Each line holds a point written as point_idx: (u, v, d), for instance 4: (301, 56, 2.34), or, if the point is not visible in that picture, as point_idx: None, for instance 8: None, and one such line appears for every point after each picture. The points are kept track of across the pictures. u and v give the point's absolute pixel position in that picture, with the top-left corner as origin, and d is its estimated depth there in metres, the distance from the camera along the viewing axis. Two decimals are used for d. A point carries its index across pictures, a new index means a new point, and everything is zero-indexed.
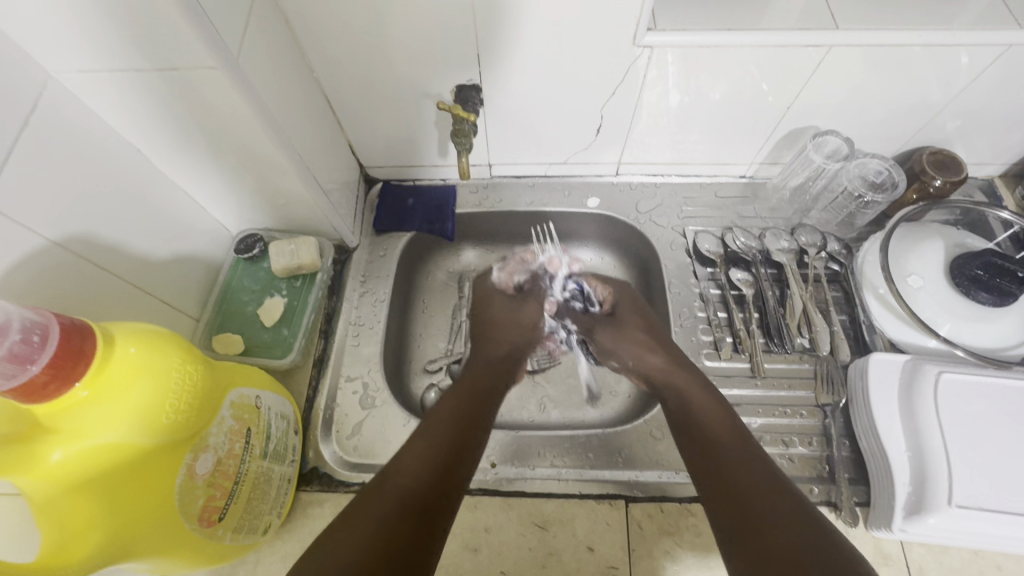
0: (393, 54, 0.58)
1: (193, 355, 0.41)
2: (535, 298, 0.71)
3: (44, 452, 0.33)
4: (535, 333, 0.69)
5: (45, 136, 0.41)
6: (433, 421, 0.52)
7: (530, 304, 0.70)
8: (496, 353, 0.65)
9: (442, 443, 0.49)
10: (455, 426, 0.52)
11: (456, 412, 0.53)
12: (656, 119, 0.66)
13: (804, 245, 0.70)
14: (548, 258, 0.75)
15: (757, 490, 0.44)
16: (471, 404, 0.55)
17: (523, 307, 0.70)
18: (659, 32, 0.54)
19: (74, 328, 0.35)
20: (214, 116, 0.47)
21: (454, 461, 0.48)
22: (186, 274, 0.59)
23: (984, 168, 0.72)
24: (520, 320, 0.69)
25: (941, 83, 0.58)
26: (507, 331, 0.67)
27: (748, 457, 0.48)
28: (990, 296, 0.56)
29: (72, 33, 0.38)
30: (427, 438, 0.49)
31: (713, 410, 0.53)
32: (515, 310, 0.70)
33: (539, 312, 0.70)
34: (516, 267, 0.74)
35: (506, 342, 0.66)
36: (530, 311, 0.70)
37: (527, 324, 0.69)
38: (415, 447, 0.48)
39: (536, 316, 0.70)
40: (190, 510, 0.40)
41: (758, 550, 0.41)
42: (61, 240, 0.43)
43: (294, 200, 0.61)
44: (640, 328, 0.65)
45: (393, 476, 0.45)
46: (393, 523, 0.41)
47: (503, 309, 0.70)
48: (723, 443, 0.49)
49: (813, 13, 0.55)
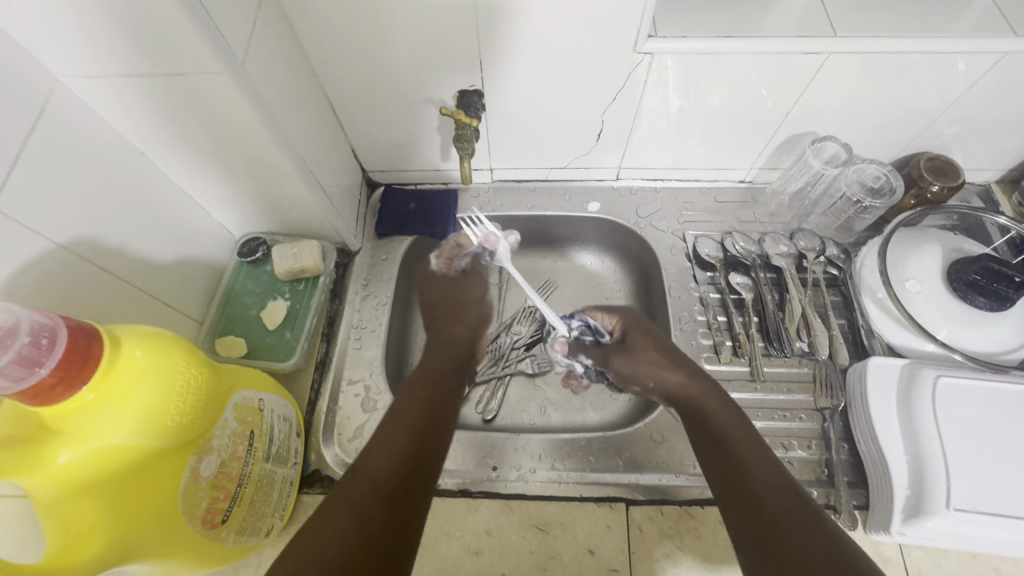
0: (395, 59, 0.58)
1: (197, 357, 0.41)
2: (478, 275, 0.73)
3: (51, 454, 0.34)
4: (483, 307, 0.70)
5: (52, 140, 0.41)
6: (400, 407, 0.50)
7: (475, 280, 0.72)
8: (460, 333, 0.65)
9: (412, 428, 0.48)
10: (424, 412, 0.51)
11: (423, 398, 0.52)
12: (657, 125, 0.67)
13: (803, 250, 0.71)
14: (484, 237, 0.71)
15: (774, 495, 0.43)
16: (440, 391, 0.54)
17: (468, 283, 0.71)
18: (660, 39, 0.55)
19: (81, 331, 0.35)
20: (219, 120, 0.47)
21: (426, 446, 0.47)
22: (189, 277, 0.59)
23: (982, 174, 0.73)
24: (468, 296, 0.70)
25: (938, 90, 0.59)
26: (464, 311, 0.68)
27: (764, 463, 0.46)
28: (987, 301, 0.57)
29: (81, 39, 0.39)
30: (393, 423, 0.48)
31: (723, 415, 0.52)
32: (462, 285, 0.71)
33: (484, 286, 0.72)
34: (452, 252, 0.72)
35: (466, 324, 0.67)
36: (477, 287, 0.72)
37: (473, 300, 0.70)
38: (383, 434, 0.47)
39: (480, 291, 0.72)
40: (194, 512, 0.41)
41: (781, 556, 0.39)
42: (67, 243, 0.44)
43: (297, 204, 0.61)
44: (653, 344, 0.62)
45: (366, 462, 0.44)
46: (371, 515, 0.39)
47: (446, 288, 0.70)
48: (735, 447, 0.48)
49: (812, 20, 0.56)
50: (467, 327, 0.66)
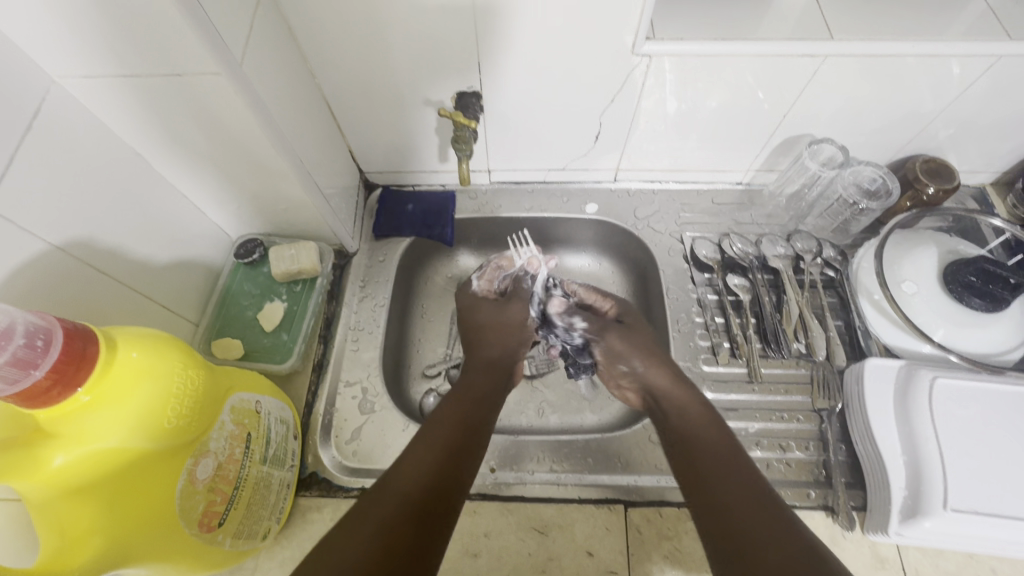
0: (394, 60, 0.58)
1: (194, 359, 0.41)
2: (520, 298, 0.68)
3: (46, 456, 0.33)
4: (523, 333, 0.66)
5: (47, 140, 0.41)
6: (433, 423, 0.50)
7: (517, 303, 0.68)
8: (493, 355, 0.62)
9: (442, 443, 0.48)
10: (458, 429, 0.50)
11: (459, 415, 0.52)
12: (654, 127, 0.67)
13: (800, 251, 0.71)
14: (527, 260, 0.71)
15: (742, 495, 0.44)
16: (473, 408, 0.54)
17: (511, 307, 0.67)
18: (658, 41, 0.55)
19: (77, 333, 0.35)
20: (218, 122, 0.47)
21: (455, 464, 0.47)
22: (185, 279, 0.59)
23: (976, 176, 0.73)
24: (509, 320, 0.66)
25: (932, 93, 0.59)
26: (502, 333, 0.65)
27: (737, 468, 0.47)
28: (983, 302, 0.57)
29: (75, 37, 0.39)
30: (427, 438, 0.48)
31: (701, 421, 0.52)
32: (501, 311, 0.67)
33: (525, 310, 0.67)
34: (494, 275, 0.72)
35: (502, 346, 0.64)
36: (516, 313, 0.67)
37: (516, 325, 0.66)
38: (417, 446, 0.47)
39: (523, 315, 0.67)
40: (191, 515, 0.40)
41: (742, 562, 0.40)
42: (62, 244, 0.43)
43: (295, 205, 0.61)
44: (640, 343, 0.62)
45: (395, 475, 0.44)
46: (395, 526, 0.40)
47: (491, 312, 0.67)
48: (707, 452, 0.49)
49: (808, 23, 0.56)
50: (503, 349, 0.63)
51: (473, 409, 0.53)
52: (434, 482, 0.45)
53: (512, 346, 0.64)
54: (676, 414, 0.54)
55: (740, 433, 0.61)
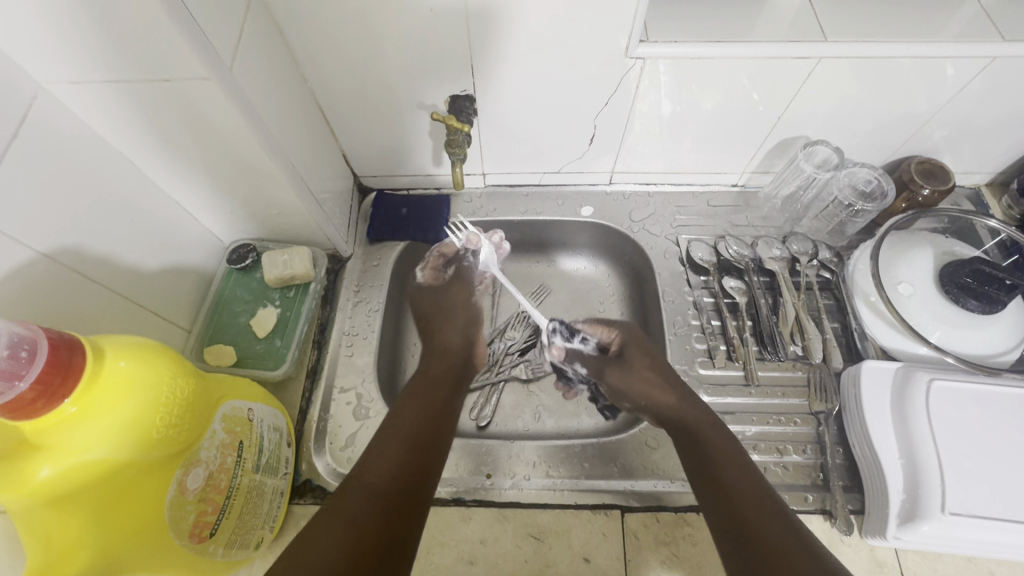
0: (386, 64, 0.58)
1: (183, 367, 0.41)
2: (464, 282, 0.71)
3: (32, 468, 0.33)
4: (468, 311, 0.69)
5: (35, 146, 0.41)
6: (396, 419, 0.51)
7: (460, 287, 0.70)
8: (452, 342, 0.65)
9: (404, 442, 0.49)
10: (419, 424, 0.51)
11: (421, 409, 0.53)
12: (649, 129, 0.67)
13: (796, 254, 0.71)
14: (467, 238, 0.70)
15: (747, 498, 0.46)
16: (437, 402, 0.55)
17: (453, 289, 0.69)
18: (653, 44, 0.55)
19: (62, 343, 0.34)
20: (208, 127, 0.47)
21: (420, 462, 0.48)
22: (177, 286, 0.59)
23: (971, 177, 0.73)
24: (455, 304, 0.68)
25: (927, 94, 0.59)
26: (453, 315, 0.67)
27: (741, 471, 0.49)
28: (979, 303, 0.57)
29: (60, 41, 0.38)
30: (387, 435, 0.49)
31: (705, 428, 0.53)
32: (444, 296, 0.69)
33: (466, 289, 0.70)
34: (437, 262, 0.70)
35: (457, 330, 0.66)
36: (456, 294, 0.69)
37: (459, 312, 0.68)
38: (380, 447, 0.48)
39: (466, 295, 0.70)
40: (181, 526, 0.40)
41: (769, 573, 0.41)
42: (50, 252, 0.43)
43: (287, 210, 0.61)
44: (645, 359, 0.62)
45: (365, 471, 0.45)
46: (366, 525, 0.41)
47: (434, 295, 0.69)
48: (715, 453, 0.51)
49: (803, 24, 0.56)
50: (460, 337, 0.66)
51: (437, 402, 0.55)
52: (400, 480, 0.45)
53: (467, 337, 0.66)
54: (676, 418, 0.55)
55: (738, 436, 0.61)
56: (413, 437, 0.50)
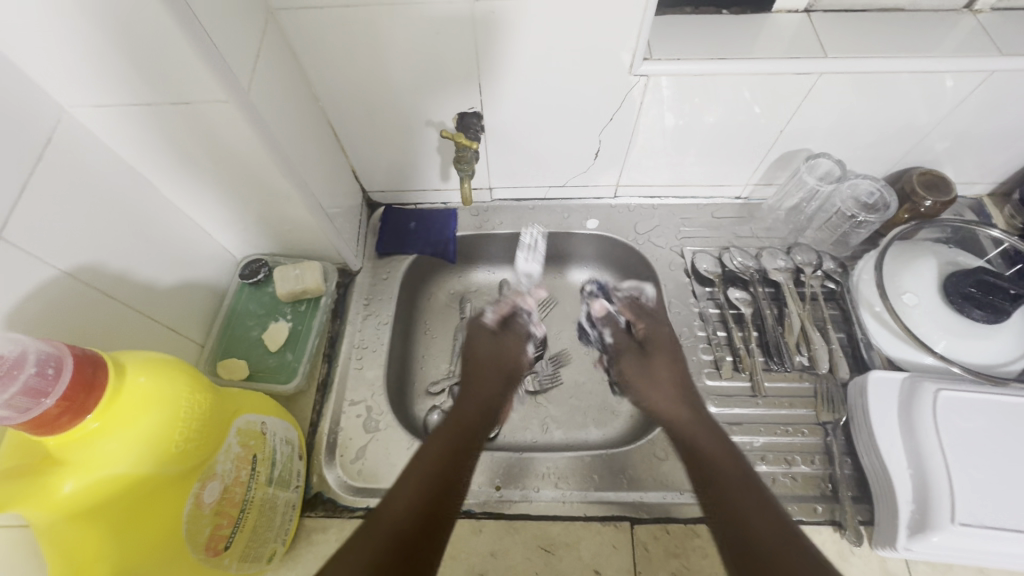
0: (396, 83, 0.59)
1: (200, 383, 0.41)
2: (516, 332, 0.67)
3: (56, 483, 0.34)
4: (519, 360, 0.64)
5: (57, 168, 0.42)
6: (428, 449, 0.49)
7: (514, 336, 0.66)
8: (490, 385, 0.60)
9: (433, 468, 0.47)
10: (450, 456, 0.49)
11: (451, 436, 0.51)
12: (653, 142, 0.68)
13: (800, 264, 0.72)
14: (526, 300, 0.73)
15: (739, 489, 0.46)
16: (468, 431, 0.53)
17: (507, 339, 0.65)
18: (655, 62, 0.56)
19: (86, 360, 0.35)
20: (223, 147, 0.48)
21: (444, 495, 0.45)
22: (191, 301, 0.60)
23: (973, 187, 0.74)
24: (506, 355, 0.63)
25: (927, 107, 0.60)
26: (500, 359, 0.63)
27: (734, 466, 0.49)
28: (984, 314, 0.57)
29: (85, 68, 0.39)
30: (419, 469, 0.47)
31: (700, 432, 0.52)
32: (497, 344, 0.64)
33: (520, 343, 0.65)
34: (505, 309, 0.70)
35: (500, 369, 0.62)
36: (511, 346, 0.65)
37: (510, 362, 0.63)
38: (406, 477, 0.46)
39: (518, 348, 0.65)
40: (197, 539, 0.40)
41: None
42: (70, 270, 0.44)
43: (299, 226, 0.62)
44: (665, 357, 0.61)
45: (389, 505, 0.43)
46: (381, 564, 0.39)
47: (487, 343, 0.64)
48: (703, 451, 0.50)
49: (802, 41, 0.57)
50: (497, 381, 0.61)
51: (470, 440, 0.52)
52: (423, 511, 0.44)
53: (502, 384, 0.61)
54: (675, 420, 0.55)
55: (746, 447, 0.61)
56: (441, 463, 0.48)
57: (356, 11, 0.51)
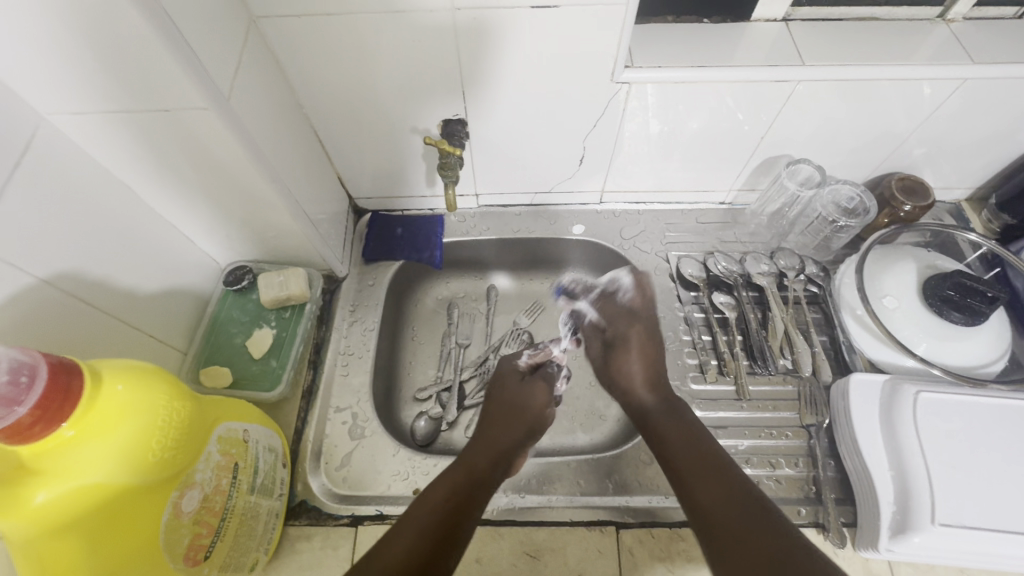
0: (381, 90, 0.60)
1: (179, 391, 0.41)
2: (545, 379, 0.66)
3: (28, 493, 0.33)
4: (544, 414, 0.63)
5: (35, 175, 0.42)
6: (431, 491, 0.49)
7: (540, 384, 0.65)
8: (506, 437, 0.58)
9: (434, 510, 0.47)
10: (451, 496, 0.49)
11: (456, 476, 0.51)
12: (637, 148, 0.69)
13: (783, 268, 0.72)
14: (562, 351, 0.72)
15: (727, 504, 0.46)
16: (475, 472, 0.52)
17: (534, 386, 0.65)
18: (637, 69, 0.57)
19: (61, 367, 0.35)
20: (205, 153, 0.48)
21: (445, 536, 0.45)
22: (174, 308, 0.59)
23: (951, 192, 0.76)
24: (530, 404, 0.63)
25: (905, 112, 0.61)
26: (520, 410, 0.62)
27: (726, 480, 0.49)
28: (962, 315, 0.58)
29: (63, 75, 0.39)
30: (420, 510, 0.47)
31: (691, 453, 0.52)
32: (524, 389, 0.64)
33: (548, 392, 0.64)
34: (540, 356, 0.69)
35: (521, 422, 0.60)
36: (539, 393, 0.64)
37: (535, 411, 0.62)
38: (408, 520, 0.46)
39: (544, 402, 0.64)
40: (176, 549, 0.40)
41: None
42: (48, 277, 0.43)
43: (283, 232, 0.61)
44: (637, 354, 0.64)
45: (386, 547, 0.43)
46: None
47: (512, 386, 0.64)
48: (692, 471, 0.51)
49: (781, 49, 0.58)
50: (517, 431, 0.59)
51: (477, 482, 0.51)
52: (424, 553, 0.43)
53: (522, 435, 0.59)
54: (668, 438, 0.55)
55: (730, 451, 0.61)
56: (444, 504, 0.48)
57: (339, 19, 0.51)
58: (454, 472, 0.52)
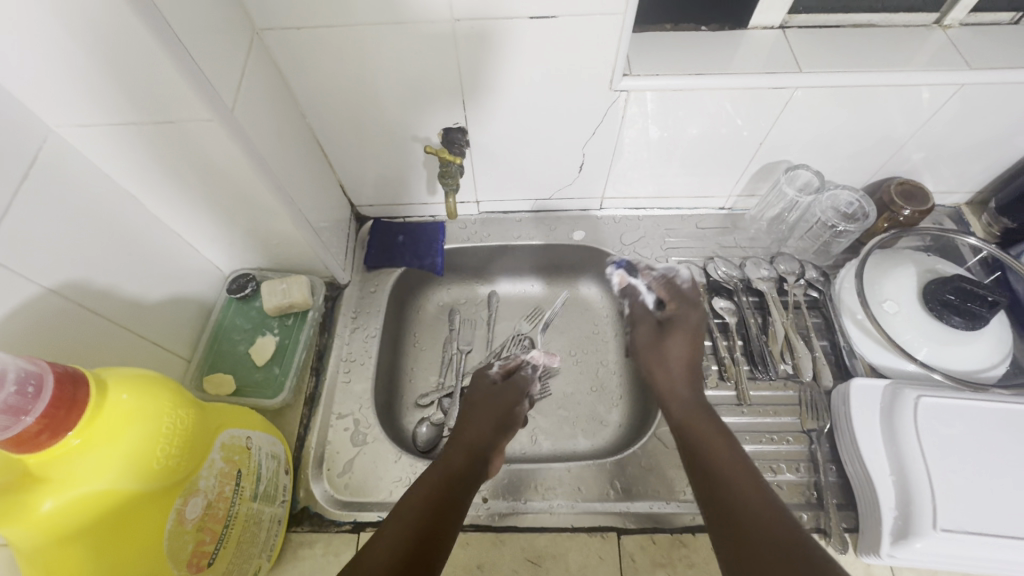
0: (382, 100, 0.60)
1: (183, 399, 0.41)
2: (518, 385, 0.65)
3: (35, 501, 0.34)
4: (514, 416, 0.62)
5: (42, 186, 0.42)
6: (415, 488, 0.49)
7: (511, 388, 0.64)
8: (479, 434, 0.57)
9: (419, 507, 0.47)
10: (435, 493, 0.49)
11: (438, 475, 0.51)
12: (637, 154, 0.69)
13: (783, 273, 0.72)
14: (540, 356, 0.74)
15: (752, 502, 0.45)
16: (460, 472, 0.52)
17: (504, 390, 0.64)
18: (635, 77, 0.58)
19: (68, 376, 0.35)
20: (208, 162, 0.48)
21: (433, 529, 0.45)
22: (178, 316, 0.60)
23: (950, 197, 0.76)
24: (501, 401, 0.62)
25: (904, 118, 0.61)
26: (490, 408, 0.61)
27: (756, 489, 0.47)
28: (963, 319, 0.58)
29: (72, 90, 0.40)
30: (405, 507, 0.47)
31: (725, 456, 0.50)
32: (495, 391, 0.63)
33: (519, 394, 0.64)
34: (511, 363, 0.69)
35: (491, 421, 0.59)
36: (510, 393, 0.64)
37: (506, 407, 0.62)
38: (393, 518, 0.46)
39: (515, 401, 0.63)
40: (180, 556, 0.40)
41: None
42: (56, 287, 0.44)
43: (285, 240, 0.62)
44: (685, 336, 0.62)
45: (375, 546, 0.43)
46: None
47: (482, 390, 0.63)
48: (722, 473, 0.49)
49: (779, 56, 0.59)
50: (489, 426, 0.58)
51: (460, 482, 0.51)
52: (412, 548, 0.43)
53: (492, 431, 0.58)
54: (698, 439, 0.53)
55: None
56: (429, 500, 0.48)
57: (340, 31, 0.52)
58: (436, 472, 0.51)
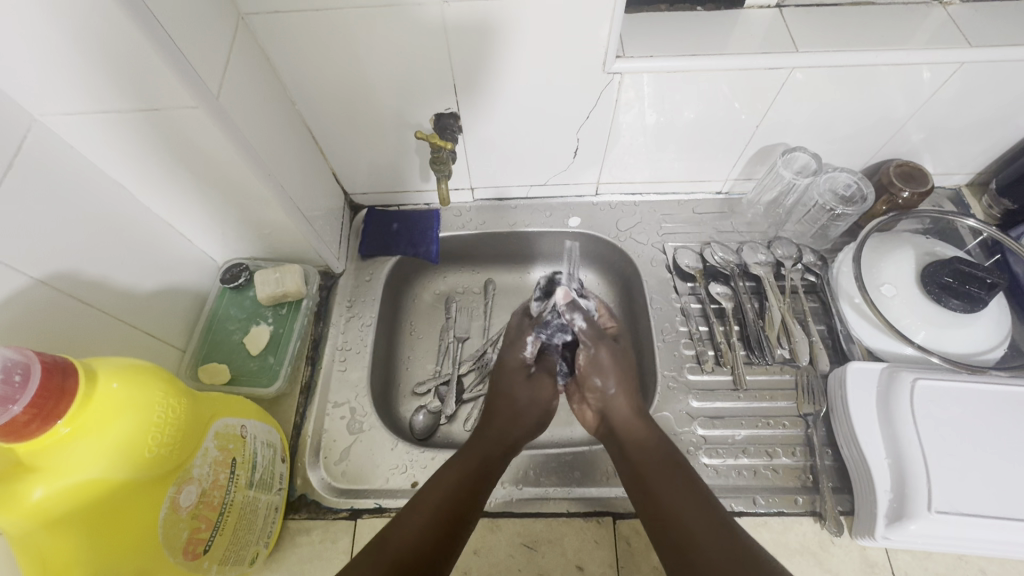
0: (373, 86, 0.60)
1: (177, 388, 0.42)
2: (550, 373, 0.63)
3: (26, 490, 0.34)
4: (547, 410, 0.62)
5: (29, 177, 0.42)
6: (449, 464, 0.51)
7: (547, 380, 0.62)
8: (517, 433, 0.57)
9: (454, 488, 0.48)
10: (471, 473, 0.51)
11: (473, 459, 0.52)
12: (632, 139, 0.68)
13: (781, 258, 0.72)
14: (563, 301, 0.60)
15: (685, 496, 0.47)
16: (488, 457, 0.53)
17: (541, 383, 0.62)
18: (629, 59, 0.57)
19: (55, 366, 0.35)
20: (195, 150, 0.48)
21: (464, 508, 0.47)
22: (171, 305, 0.60)
23: (951, 178, 0.75)
24: (536, 402, 0.61)
25: (904, 97, 0.60)
26: (527, 412, 0.59)
27: (679, 473, 0.49)
28: (961, 303, 0.57)
29: (56, 80, 0.40)
30: (438, 484, 0.48)
31: (655, 458, 0.51)
32: (532, 387, 0.61)
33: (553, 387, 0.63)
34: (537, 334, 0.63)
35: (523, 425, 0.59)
36: (546, 389, 0.62)
37: (544, 405, 0.61)
38: (422, 501, 0.47)
39: (549, 397, 0.62)
40: (175, 543, 0.40)
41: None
42: (46, 278, 0.44)
43: (278, 229, 0.62)
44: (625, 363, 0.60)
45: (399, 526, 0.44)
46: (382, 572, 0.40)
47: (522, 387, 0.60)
48: (648, 468, 0.51)
49: (776, 35, 0.58)
50: (527, 425, 0.59)
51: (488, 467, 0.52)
52: (439, 534, 0.45)
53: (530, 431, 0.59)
54: (632, 448, 0.53)
55: (727, 441, 0.61)
56: (463, 483, 0.49)
57: (328, 14, 0.51)
58: (469, 455, 0.52)
